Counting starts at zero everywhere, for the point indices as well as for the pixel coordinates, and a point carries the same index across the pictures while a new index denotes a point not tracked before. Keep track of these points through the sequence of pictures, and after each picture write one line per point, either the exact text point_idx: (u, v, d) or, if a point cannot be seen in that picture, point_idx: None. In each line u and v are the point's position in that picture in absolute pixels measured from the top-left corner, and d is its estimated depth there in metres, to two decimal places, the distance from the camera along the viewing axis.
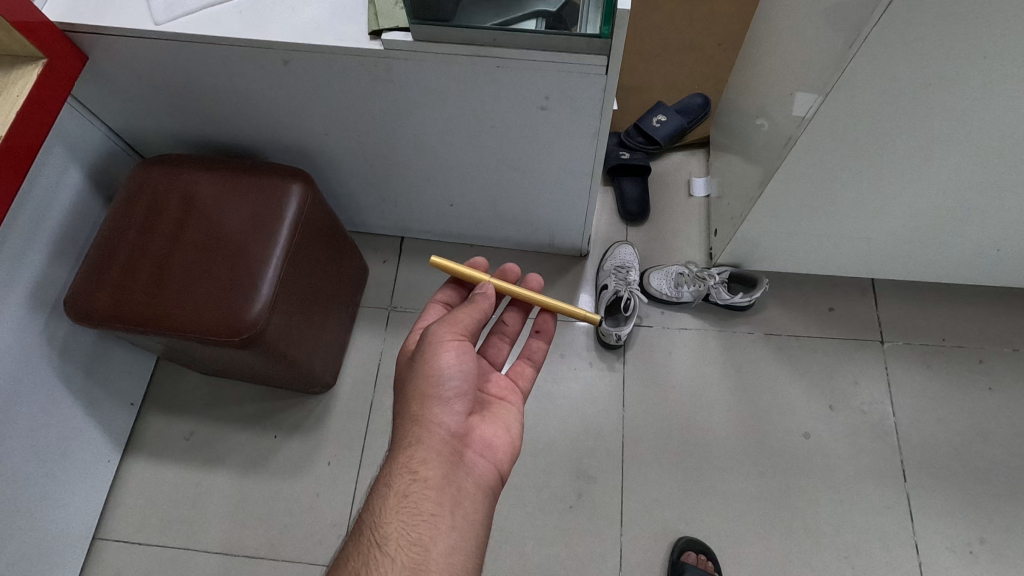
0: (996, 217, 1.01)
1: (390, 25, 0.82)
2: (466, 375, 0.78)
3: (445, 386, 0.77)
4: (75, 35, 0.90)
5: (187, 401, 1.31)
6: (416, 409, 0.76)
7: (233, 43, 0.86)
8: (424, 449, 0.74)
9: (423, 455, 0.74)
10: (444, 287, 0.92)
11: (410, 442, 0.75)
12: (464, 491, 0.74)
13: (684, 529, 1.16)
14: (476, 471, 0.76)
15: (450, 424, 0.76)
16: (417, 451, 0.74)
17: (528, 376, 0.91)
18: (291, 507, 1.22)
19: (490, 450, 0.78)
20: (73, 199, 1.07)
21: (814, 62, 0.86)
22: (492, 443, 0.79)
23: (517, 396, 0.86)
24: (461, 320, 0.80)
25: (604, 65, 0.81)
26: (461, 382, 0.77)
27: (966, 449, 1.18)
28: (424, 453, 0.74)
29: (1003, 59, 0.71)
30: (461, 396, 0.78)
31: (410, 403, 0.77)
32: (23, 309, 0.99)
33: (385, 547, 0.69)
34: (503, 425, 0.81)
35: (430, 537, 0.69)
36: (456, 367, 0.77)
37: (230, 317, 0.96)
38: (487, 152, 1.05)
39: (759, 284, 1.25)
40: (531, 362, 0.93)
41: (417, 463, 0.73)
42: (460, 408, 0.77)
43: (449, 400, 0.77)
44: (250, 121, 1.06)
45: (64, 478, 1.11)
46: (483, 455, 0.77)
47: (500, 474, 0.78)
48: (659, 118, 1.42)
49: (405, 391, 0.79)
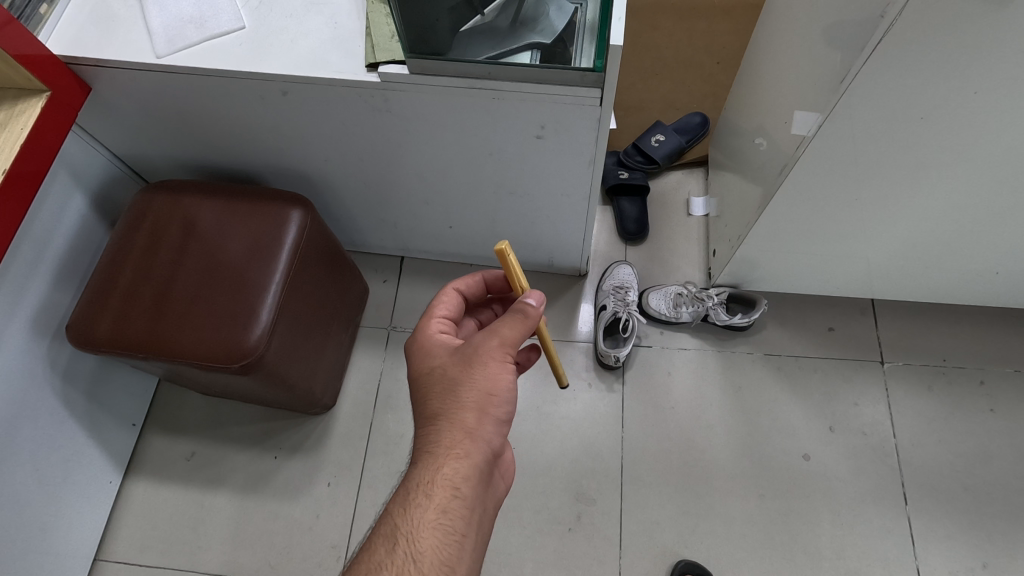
0: (995, 241, 1.01)
1: (387, 58, 0.83)
2: (515, 399, 0.73)
3: (496, 405, 0.72)
4: (78, 66, 0.91)
5: (188, 422, 1.32)
6: (467, 422, 0.71)
7: (233, 75, 0.88)
8: (469, 467, 0.70)
9: (466, 474, 0.70)
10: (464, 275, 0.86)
11: (453, 455, 0.70)
12: (486, 510, 0.73)
13: (683, 552, 1.15)
14: (495, 490, 0.76)
15: (495, 444, 0.73)
16: (461, 468, 0.70)
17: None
18: (290, 529, 1.23)
19: (506, 471, 0.79)
20: (77, 225, 1.09)
21: (808, 91, 0.86)
22: (506, 463, 0.79)
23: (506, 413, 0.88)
24: (517, 341, 0.73)
25: (598, 97, 0.82)
26: (513, 406, 0.73)
27: (968, 472, 1.17)
28: (469, 472, 0.70)
29: (993, 93, 0.72)
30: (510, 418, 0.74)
31: (458, 415, 0.71)
32: (26, 334, 1.01)
33: (420, 564, 0.65)
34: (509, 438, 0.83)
35: (458, 557, 0.68)
36: (509, 388, 0.73)
37: (240, 338, 0.96)
38: (485, 178, 1.06)
39: (757, 305, 1.24)
40: None
41: (461, 480, 0.69)
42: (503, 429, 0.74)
43: (495, 420, 0.73)
44: (250, 148, 1.07)
45: (67, 500, 1.12)
46: (501, 478, 0.78)
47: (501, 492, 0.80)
48: (659, 137, 1.43)
49: (449, 397, 0.72)
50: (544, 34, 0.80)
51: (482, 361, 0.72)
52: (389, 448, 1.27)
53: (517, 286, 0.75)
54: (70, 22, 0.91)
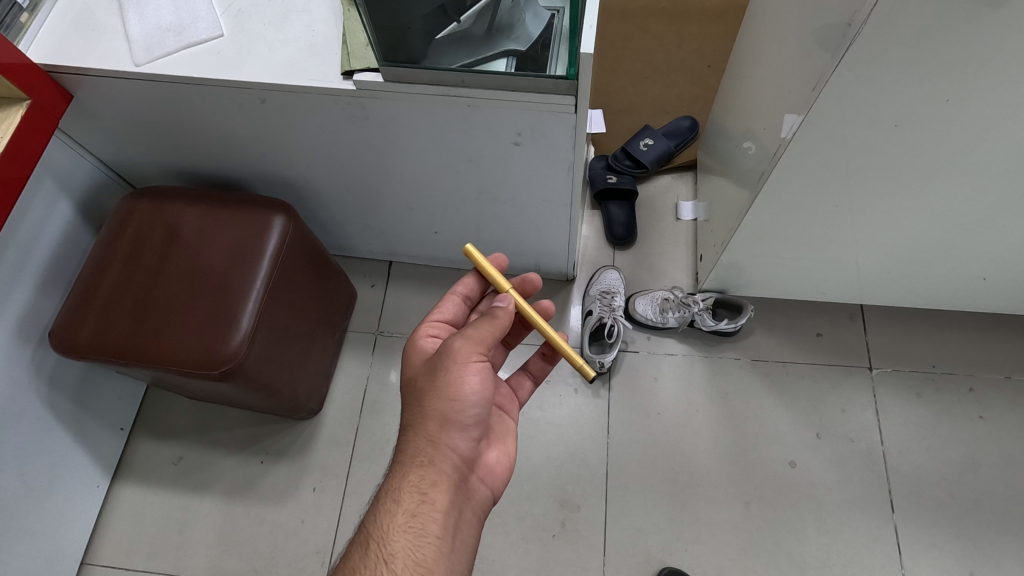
0: (980, 247, 1.00)
1: (362, 66, 0.83)
2: (486, 403, 0.74)
3: (466, 412, 0.73)
4: (58, 74, 0.91)
5: (177, 426, 1.33)
6: (431, 429, 0.73)
7: (210, 83, 0.88)
8: (434, 471, 0.72)
9: (433, 478, 0.72)
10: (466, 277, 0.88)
11: (420, 461, 0.72)
12: (465, 515, 0.74)
13: (668, 559, 1.14)
14: (476, 496, 0.77)
15: (462, 449, 0.75)
16: (428, 473, 0.72)
17: (527, 388, 0.93)
18: (275, 534, 1.23)
19: (490, 475, 0.80)
20: (62, 231, 1.09)
21: (788, 97, 0.86)
22: (492, 469, 0.80)
23: (516, 409, 0.89)
24: (482, 338, 0.73)
25: (572, 105, 0.82)
26: (481, 411, 0.74)
27: (956, 480, 1.16)
28: (436, 476, 0.72)
29: (966, 102, 0.72)
30: (478, 422, 0.75)
31: (426, 421, 0.73)
32: (11, 340, 1.01)
33: (391, 565, 0.67)
34: (502, 447, 0.83)
35: (434, 560, 0.69)
36: (479, 395, 0.73)
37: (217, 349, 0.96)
38: (467, 184, 1.06)
39: (744, 310, 1.23)
40: (531, 376, 0.93)
41: (428, 485, 0.71)
42: (475, 433, 0.75)
43: (466, 426, 0.74)
44: (234, 154, 1.08)
45: (52, 505, 1.13)
46: (483, 481, 0.79)
47: (494, 498, 0.81)
48: (647, 141, 1.41)
49: (419, 402, 0.74)
50: (519, 41, 0.78)
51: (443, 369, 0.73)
52: (375, 453, 1.27)
53: (494, 285, 0.82)
54: (51, 31, 0.92)
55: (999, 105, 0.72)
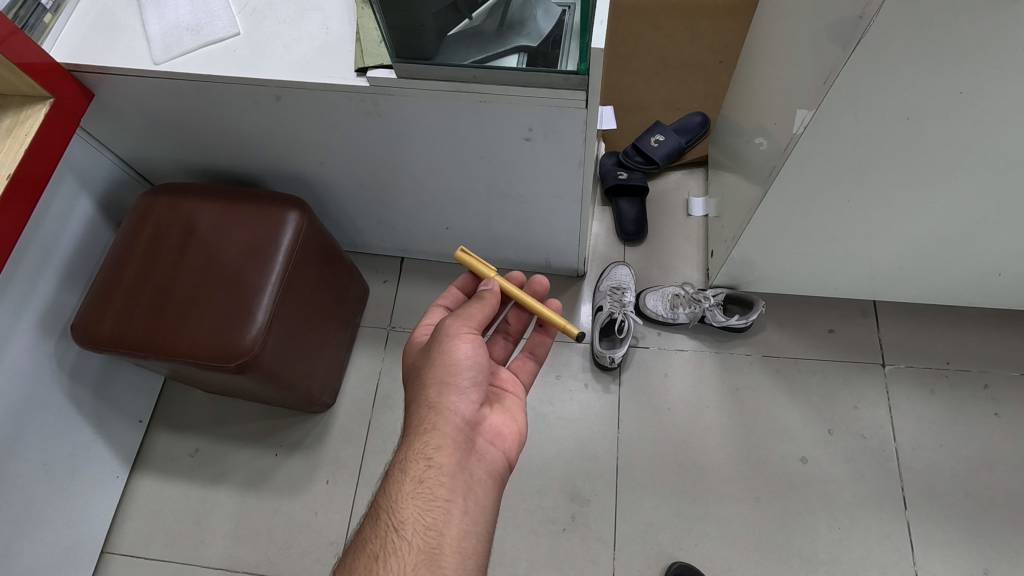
0: (995, 243, 0.99)
1: (376, 63, 0.84)
2: (481, 366, 0.77)
3: (461, 377, 0.76)
4: (81, 73, 0.93)
5: (194, 418, 1.36)
6: (429, 398, 0.75)
7: (227, 82, 0.90)
8: (438, 435, 0.73)
9: (437, 442, 0.73)
10: (450, 289, 0.93)
11: (424, 429, 0.74)
12: (475, 478, 0.74)
13: (679, 554, 1.15)
14: (487, 459, 0.77)
15: (465, 413, 0.76)
16: (432, 438, 0.73)
17: (530, 369, 0.93)
18: (290, 524, 1.25)
19: (499, 438, 0.80)
20: (83, 227, 1.12)
21: (800, 92, 0.86)
22: (501, 432, 0.80)
23: (520, 387, 0.89)
24: (474, 315, 0.79)
25: (582, 99, 0.82)
26: (476, 374, 0.77)
27: (970, 478, 1.15)
28: (440, 440, 0.73)
29: (980, 95, 0.72)
30: (477, 387, 0.77)
31: (426, 391, 0.76)
32: (34, 334, 1.04)
33: (402, 530, 0.69)
34: (508, 414, 0.83)
35: (444, 522, 0.70)
36: (473, 358, 0.76)
37: (231, 325, 0.99)
38: (478, 179, 1.06)
39: (755, 306, 1.24)
40: (532, 356, 0.93)
41: (433, 450, 0.73)
42: (474, 397, 0.77)
43: (464, 389, 0.76)
44: (248, 150, 1.09)
45: (73, 495, 1.15)
46: (492, 444, 0.79)
47: (507, 463, 0.80)
48: (658, 137, 1.42)
49: (419, 378, 0.77)
50: (530, 37, 0.79)
51: (436, 344, 0.77)
52: (387, 446, 1.29)
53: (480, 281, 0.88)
54: (73, 31, 0.94)
55: (1013, 98, 0.71)
